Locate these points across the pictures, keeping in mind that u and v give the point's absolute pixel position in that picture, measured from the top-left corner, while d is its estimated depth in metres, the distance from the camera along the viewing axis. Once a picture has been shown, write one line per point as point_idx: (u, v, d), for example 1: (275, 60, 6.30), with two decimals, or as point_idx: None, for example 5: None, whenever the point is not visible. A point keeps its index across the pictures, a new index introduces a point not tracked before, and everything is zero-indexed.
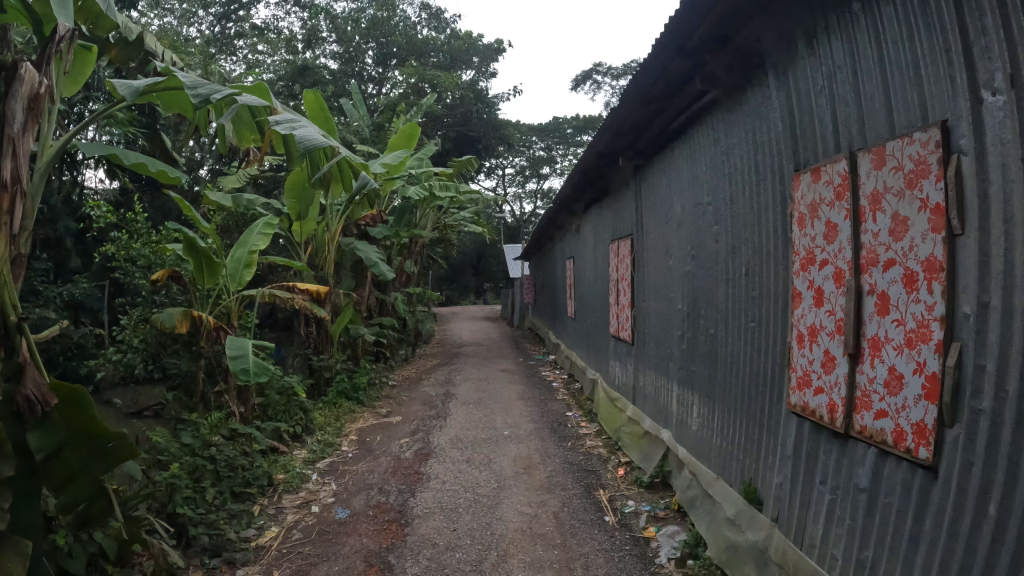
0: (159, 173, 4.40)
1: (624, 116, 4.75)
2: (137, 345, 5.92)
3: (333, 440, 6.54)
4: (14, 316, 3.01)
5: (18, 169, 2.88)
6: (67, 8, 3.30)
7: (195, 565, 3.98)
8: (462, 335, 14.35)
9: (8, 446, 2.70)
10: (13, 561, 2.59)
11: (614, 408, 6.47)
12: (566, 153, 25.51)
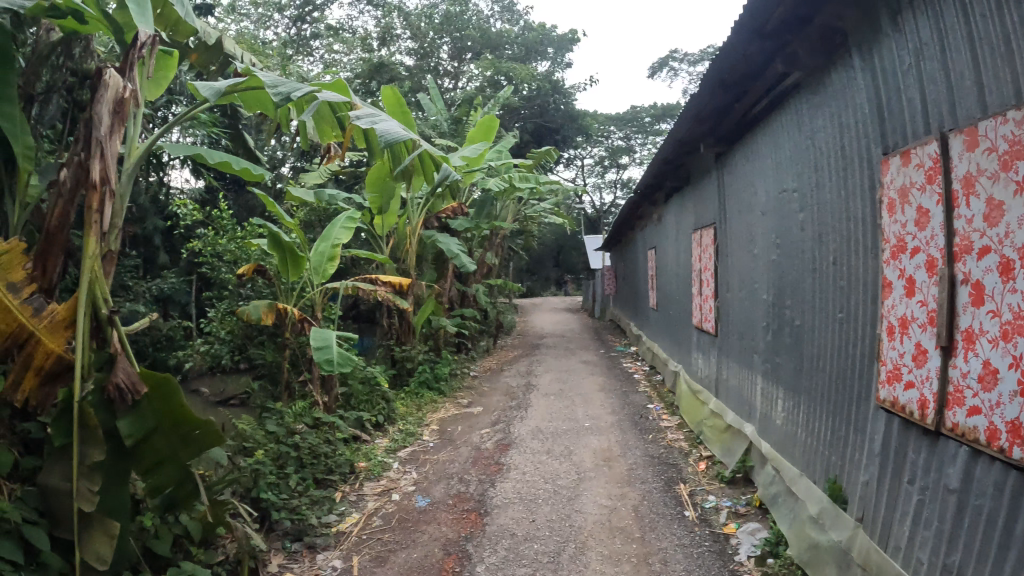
0: (242, 171, 4.58)
1: (703, 103, 4.61)
2: (224, 337, 6.25)
3: (414, 430, 6.65)
4: (105, 309, 3.18)
5: (106, 170, 3.03)
6: (145, 15, 3.43)
7: (277, 548, 4.16)
8: (543, 326, 14.33)
9: (99, 431, 2.87)
10: (102, 542, 2.75)
11: (695, 400, 6.32)
12: (645, 142, 25.07)
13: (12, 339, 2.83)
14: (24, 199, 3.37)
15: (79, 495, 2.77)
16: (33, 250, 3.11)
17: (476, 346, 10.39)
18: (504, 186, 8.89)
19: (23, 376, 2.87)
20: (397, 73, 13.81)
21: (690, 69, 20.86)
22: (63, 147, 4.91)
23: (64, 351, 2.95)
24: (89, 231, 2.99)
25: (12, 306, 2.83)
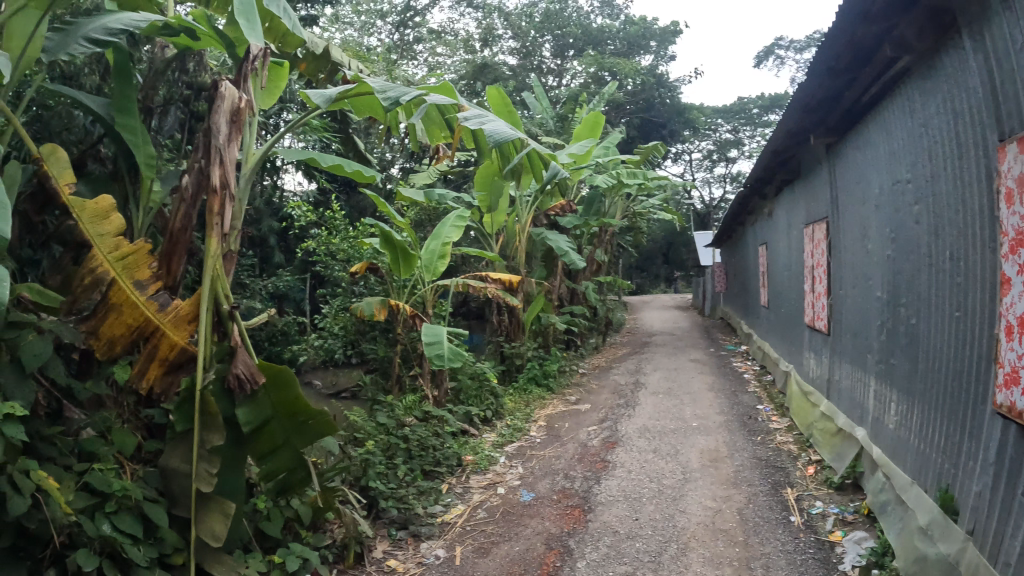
0: (355, 173, 4.77)
1: (811, 92, 4.43)
2: (336, 331, 6.64)
3: (521, 425, 6.73)
4: (225, 305, 3.35)
5: (225, 176, 3.25)
6: (255, 30, 3.66)
7: (383, 535, 4.36)
8: (652, 324, 14.11)
9: (218, 418, 3.09)
10: (217, 520, 2.98)
11: (806, 403, 6.06)
12: (754, 134, 24.18)
13: (139, 333, 3.08)
14: (147, 205, 3.65)
15: (199, 476, 2.99)
16: (159, 249, 3.35)
17: (585, 343, 10.38)
18: (612, 183, 8.82)
19: (149, 366, 3.13)
20: (500, 72, 13.93)
21: (800, 56, 19.98)
22: (186, 156, 5.29)
23: (188, 343, 3.19)
24: (210, 232, 3.21)
25: (138, 301, 3.08)
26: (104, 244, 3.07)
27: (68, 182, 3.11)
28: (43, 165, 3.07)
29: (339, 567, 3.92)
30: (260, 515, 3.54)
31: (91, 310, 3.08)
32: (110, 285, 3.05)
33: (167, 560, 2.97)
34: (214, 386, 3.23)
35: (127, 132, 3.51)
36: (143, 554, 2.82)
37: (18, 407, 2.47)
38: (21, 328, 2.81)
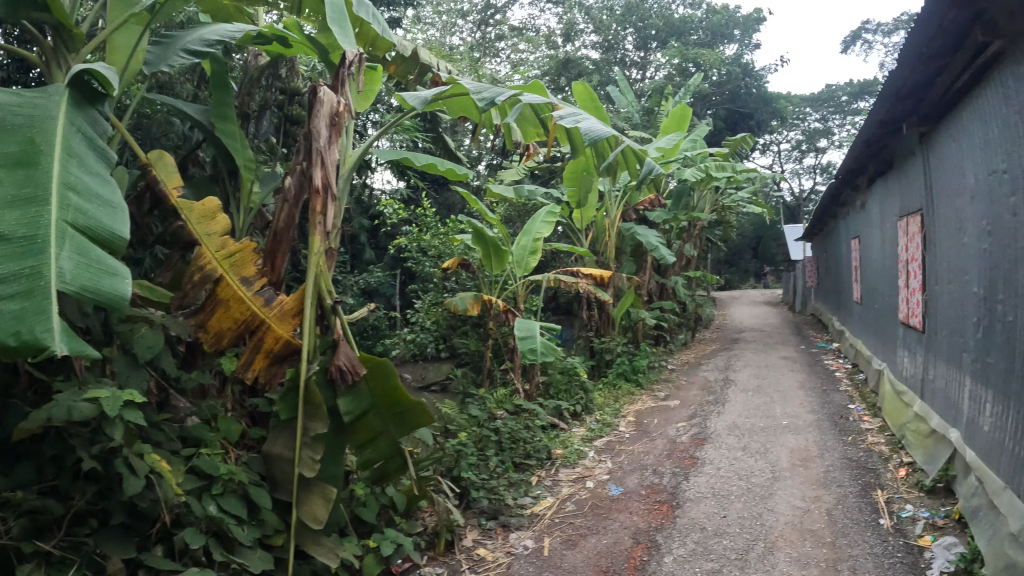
0: (447, 172, 4.87)
1: (900, 79, 4.25)
2: (428, 326, 7.04)
3: (612, 419, 6.65)
4: (327, 300, 3.47)
5: (327, 177, 3.37)
6: (349, 39, 3.77)
7: (473, 524, 4.46)
8: (741, 320, 13.81)
9: (322, 406, 3.20)
10: (318, 505, 3.14)
11: (898, 403, 5.84)
12: (844, 123, 23.19)
13: (245, 327, 3.22)
14: (247, 205, 3.84)
15: (303, 462, 3.15)
16: (265, 247, 3.53)
17: (674, 338, 10.21)
18: (700, 176, 8.68)
19: (255, 357, 3.26)
20: (583, 67, 13.88)
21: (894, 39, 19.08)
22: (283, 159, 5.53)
23: (292, 336, 3.31)
24: (314, 230, 3.33)
25: (245, 296, 3.22)
26: (212, 241, 3.27)
27: (175, 186, 3.32)
28: (151, 170, 3.29)
29: (430, 554, 4.01)
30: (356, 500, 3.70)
31: (200, 305, 3.23)
32: (218, 283, 3.21)
33: (268, 541, 3.15)
34: (318, 376, 3.37)
35: (226, 137, 3.71)
36: (246, 534, 3.01)
37: (137, 394, 2.65)
38: (132, 324, 3.07)
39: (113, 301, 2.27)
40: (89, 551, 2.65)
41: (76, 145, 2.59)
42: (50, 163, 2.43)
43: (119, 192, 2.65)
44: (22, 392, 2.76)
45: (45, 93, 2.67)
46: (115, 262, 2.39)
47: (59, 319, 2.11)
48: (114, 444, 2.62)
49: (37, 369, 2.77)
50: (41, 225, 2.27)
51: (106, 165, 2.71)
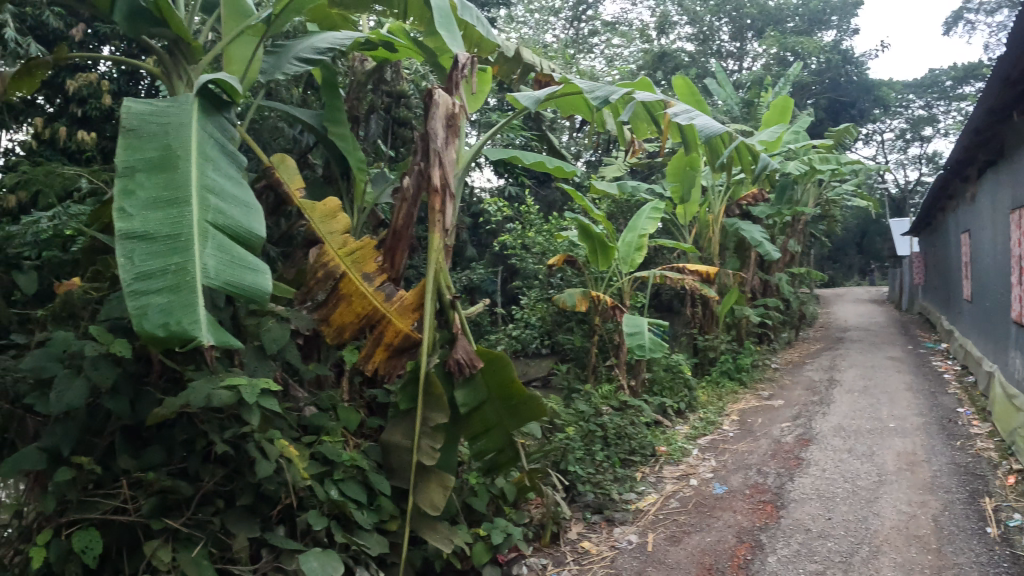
0: (556, 169, 4.87)
1: (1008, 65, 4.03)
2: (533, 322, 6.85)
3: (715, 417, 6.43)
4: (447, 295, 3.57)
5: (445, 176, 3.43)
6: (456, 39, 3.85)
7: (578, 518, 4.49)
8: (846, 318, 13.25)
9: (444, 397, 3.29)
10: (436, 492, 3.21)
11: (1009, 407, 5.48)
12: (950, 110, 21.82)
13: (367, 320, 3.34)
14: (362, 205, 4.00)
15: (422, 451, 3.25)
16: (384, 244, 3.65)
17: (778, 337, 9.68)
18: (805, 169, 8.35)
19: (375, 350, 3.38)
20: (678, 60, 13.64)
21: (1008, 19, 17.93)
22: (388, 158, 5.68)
23: (411, 330, 3.40)
24: (432, 228, 3.43)
25: (366, 292, 3.34)
26: (333, 240, 3.38)
27: (298, 187, 3.47)
28: (274, 173, 3.44)
29: (536, 544, 4.13)
30: (469, 489, 3.82)
31: (324, 300, 3.38)
32: (341, 279, 3.35)
33: (384, 525, 3.28)
34: (437, 367, 3.48)
35: (339, 140, 3.87)
36: (365, 517, 3.17)
37: (271, 383, 2.84)
38: (260, 316, 3.24)
39: (255, 294, 2.45)
40: (214, 530, 2.85)
41: (209, 148, 2.76)
42: (188, 166, 2.60)
43: (249, 192, 2.81)
44: (154, 380, 2.96)
45: (176, 101, 2.84)
46: (253, 258, 2.56)
47: (205, 311, 2.28)
48: (246, 429, 2.82)
49: (169, 360, 2.96)
50: (184, 224, 2.44)
51: (238, 167, 2.87)
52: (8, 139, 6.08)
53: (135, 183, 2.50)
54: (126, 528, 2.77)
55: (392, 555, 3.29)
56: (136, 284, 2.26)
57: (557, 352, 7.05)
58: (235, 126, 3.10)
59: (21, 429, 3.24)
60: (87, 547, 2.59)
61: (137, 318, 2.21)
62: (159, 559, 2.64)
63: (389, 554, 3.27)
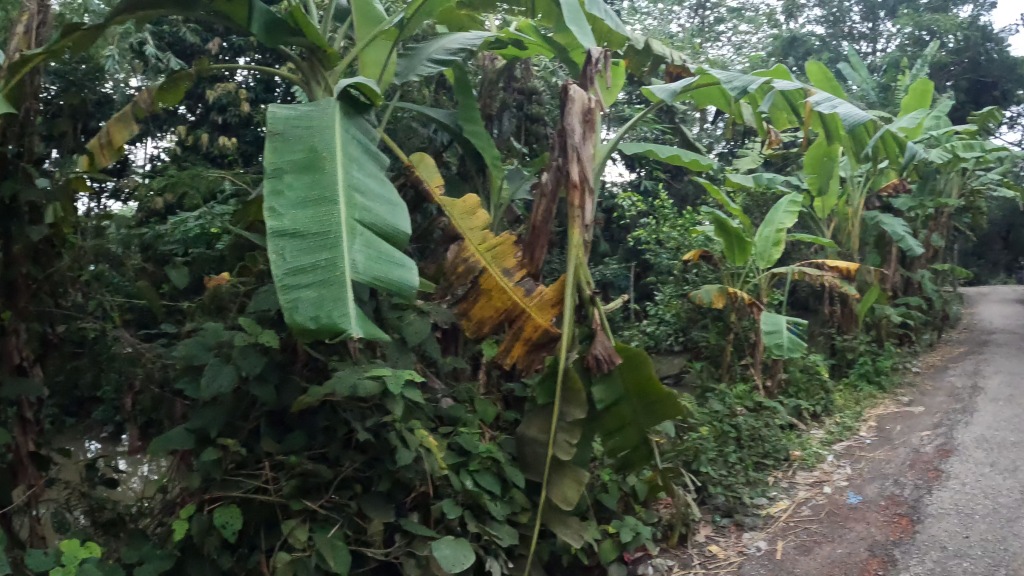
0: (692, 163, 4.57)
1: None
2: (668, 319, 6.31)
3: (853, 423, 5.32)
4: (587, 290, 3.47)
5: (584, 171, 3.35)
6: (587, 36, 3.83)
7: (707, 520, 4.27)
8: (1002, 320, 11.97)
9: (581, 393, 3.26)
10: (569, 486, 3.22)
11: None
12: None
13: (506, 315, 3.32)
14: (499, 200, 4.08)
15: (558, 444, 3.28)
16: (524, 240, 3.60)
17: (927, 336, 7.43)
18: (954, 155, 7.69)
19: (515, 344, 3.35)
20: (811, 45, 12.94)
21: None
22: (519, 155, 5.69)
23: (550, 326, 3.34)
24: (572, 224, 3.34)
25: (506, 287, 3.31)
26: (474, 236, 3.38)
27: (437, 185, 3.57)
28: (414, 172, 3.58)
29: (663, 545, 4.01)
30: (600, 485, 3.79)
31: (465, 294, 3.37)
32: (482, 274, 3.32)
33: (514, 517, 3.31)
34: (575, 364, 3.39)
35: (473, 138, 3.92)
36: (499, 509, 3.22)
37: (416, 375, 2.91)
38: (402, 310, 3.39)
39: (402, 288, 2.51)
40: (350, 513, 2.99)
41: (352, 149, 2.89)
42: (333, 168, 2.72)
43: (392, 190, 2.93)
44: (299, 369, 3.16)
45: (318, 107, 2.99)
46: (400, 254, 2.65)
47: (353, 305, 2.37)
48: (387, 419, 2.95)
49: (313, 350, 3.14)
50: (332, 223, 2.55)
51: (379, 167, 2.99)
52: (155, 147, 6.67)
53: (284, 184, 2.63)
54: (266, 507, 2.94)
55: (520, 546, 3.29)
56: (288, 279, 2.37)
57: (690, 352, 6.33)
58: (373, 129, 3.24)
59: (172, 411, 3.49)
60: (227, 523, 2.77)
61: (290, 312, 2.31)
62: (295, 538, 2.79)
63: (517, 545, 3.27)
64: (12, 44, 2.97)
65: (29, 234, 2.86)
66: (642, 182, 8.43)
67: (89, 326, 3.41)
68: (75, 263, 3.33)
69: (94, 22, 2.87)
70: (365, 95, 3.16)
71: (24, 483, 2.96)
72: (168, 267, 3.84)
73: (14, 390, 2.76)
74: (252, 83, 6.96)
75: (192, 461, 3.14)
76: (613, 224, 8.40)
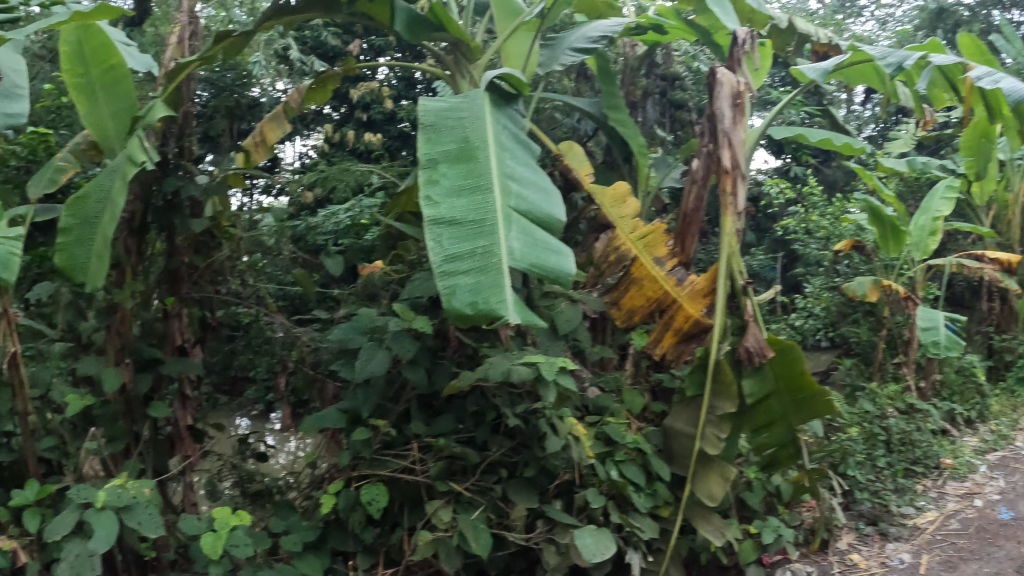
0: (845, 147, 4.22)
1: None
2: (817, 312, 5.59)
3: (1011, 431, 4.73)
4: (739, 280, 3.27)
5: (735, 156, 3.18)
6: (731, 17, 3.72)
7: (850, 527, 3.95)
8: None
9: (733, 387, 3.09)
10: (715, 482, 3.08)
11: None
12: None
13: (658, 304, 3.26)
14: (647, 188, 3.99)
15: (706, 439, 3.11)
16: (675, 227, 3.50)
17: None
18: None
19: (664, 334, 3.31)
20: None
21: None
22: (665, 143, 5.55)
23: (702, 316, 3.24)
24: (725, 212, 3.18)
25: (659, 276, 3.24)
26: (625, 225, 3.34)
27: (587, 173, 3.57)
28: (565, 160, 3.58)
29: (803, 550, 3.79)
30: (745, 484, 3.63)
31: (617, 282, 3.36)
32: (633, 262, 3.30)
33: (656, 510, 3.21)
34: (725, 356, 3.24)
35: (619, 126, 3.88)
36: (643, 501, 3.12)
37: (570, 362, 2.90)
38: (552, 298, 3.42)
39: (559, 275, 2.57)
40: (494, 496, 3.03)
41: (504, 138, 2.93)
42: (487, 157, 2.76)
43: (545, 177, 2.96)
44: (451, 354, 3.28)
45: (469, 96, 3.04)
46: (556, 241, 2.69)
47: (509, 292, 2.42)
48: (537, 405, 2.95)
49: (466, 336, 3.22)
50: (487, 211, 2.60)
51: (530, 156, 3.01)
52: (304, 145, 7.19)
53: (440, 174, 2.67)
54: (413, 486, 3.07)
55: (659, 541, 3.19)
56: (447, 265, 2.43)
57: (840, 349, 5.69)
58: (522, 118, 3.25)
59: (323, 391, 3.70)
60: (373, 500, 2.90)
61: (449, 297, 2.39)
62: (438, 518, 2.89)
63: (656, 539, 3.18)
64: (168, 54, 3.22)
65: (190, 227, 3.13)
66: (790, 169, 7.93)
67: (244, 311, 3.70)
68: (233, 253, 3.58)
69: (242, 30, 3.07)
70: (513, 84, 3.18)
71: (181, 454, 3.25)
72: (324, 255, 4.05)
73: (177, 368, 3.04)
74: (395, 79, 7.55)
75: (342, 439, 3.33)
76: (762, 213, 8.02)
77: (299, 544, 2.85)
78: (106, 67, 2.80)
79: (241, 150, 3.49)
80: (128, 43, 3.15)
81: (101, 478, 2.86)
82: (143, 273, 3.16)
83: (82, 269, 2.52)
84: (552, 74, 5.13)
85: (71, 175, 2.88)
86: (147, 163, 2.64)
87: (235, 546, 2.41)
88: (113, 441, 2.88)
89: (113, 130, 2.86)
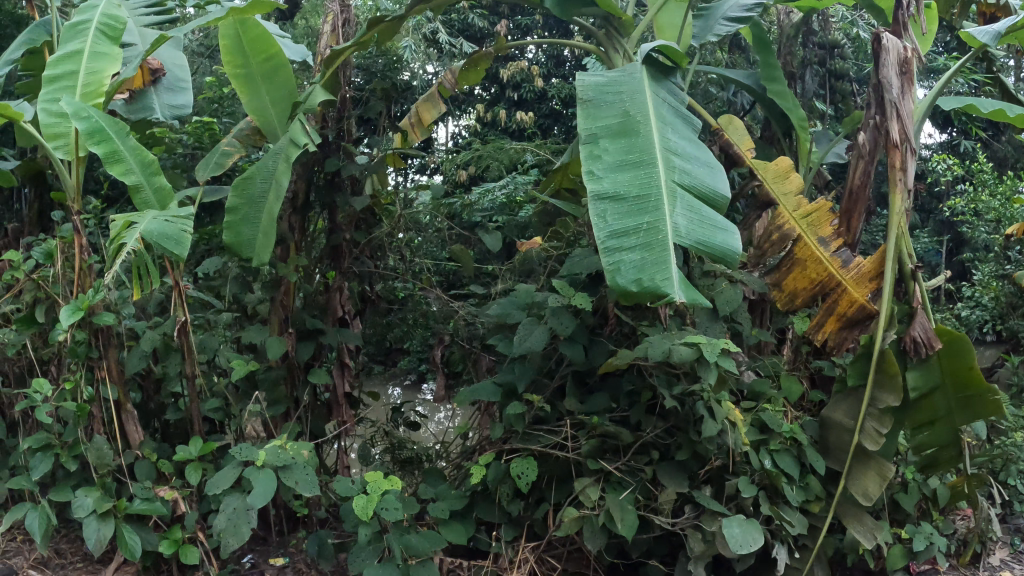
0: (1019, 119, 3.63)
1: None
2: (984, 302, 4.92)
3: None
4: (909, 264, 3.02)
5: (905, 128, 2.93)
6: None
7: (1004, 541, 3.64)
8: None
9: (898, 379, 2.87)
10: (871, 479, 2.88)
11: None
12: None
13: (821, 287, 3.08)
14: (806, 165, 3.78)
15: (865, 432, 2.92)
16: (840, 207, 3.29)
17: None
18: None
19: (827, 319, 3.10)
20: None
21: None
22: (822, 116, 5.24)
23: (868, 301, 3.01)
24: (894, 188, 2.94)
25: (823, 257, 3.06)
26: (788, 202, 3.19)
27: (749, 148, 3.41)
28: (724, 135, 3.44)
29: (953, 561, 3.42)
30: (900, 483, 3.31)
31: (778, 263, 3.20)
32: (797, 243, 3.14)
33: (806, 505, 3.05)
34: (891, 345, 3.01)
35: (777, 98, 3.67)
36: (795, 494, 2.97)
37: (732, 344, 2.80)
38: (713, 277, 3.28)
39: (725, 253, 2.46)
40: (643, 478, 2.99)
41: (665, 111, 2.85)
42: (647, 132, 2.70)
43: (708, 152, 2.85)
44: (609, 331, 3.23)
45: (627, 71, 2.99)
46: (721, 218, 2.58)
47: (675, 269, 2.34)
48: (695, 387, 2.86)
49: (622, 314, 3.17)
50: (651, 187, 2.54)
51: (690, 130, 2.91)
52: (455, 126, 7.69)
53: (601, 149, 2.65)
54: (561, 462, 3.10)
55: (805, 537, 3.03)
56: (611, 242, 2.39)
57: (1011, 342, 4.97)
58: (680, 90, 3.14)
59: (476, 364, 3.82)
60: (522, 474, 2.96)
61: (612, 274, 2.34)
62: (586, 496, 2.91)
63: (803, 536, 3.03)
64: (324, 42, 3.43)
65: (350, 205, 3.35)
66: (959, 143, 7.55)
67: (401, 285, 3.88)
68: (391, 230, 3.75)
69: (394, 14, 3.19)
70: (669, 56, 3.08)
71: (337, 419, 3.46)
72: (481, 232, 4.11)
73: (336, 338, 3.24)
74: (542, 58, 7.98)
75: (494, 412, 3.42)
76: (930, 192, 7.44)
77: (446, 511, 2.98)
78: (264, 58, 3.01)
79: (398, 131, 3.64)
80: (281, 35, 3.37)
81: (263, 438, 3.14)
82: (306, 248, 3.40)
83: (249, 244, 2.74)
84: (706, 47, 4.95)
85: (235, 158, 3.11)
86: (308, 145, 2.85)
87: (385, 509, 2.53)
88: (274, 405, 3.13)
89: (274, 115, 3.07)
